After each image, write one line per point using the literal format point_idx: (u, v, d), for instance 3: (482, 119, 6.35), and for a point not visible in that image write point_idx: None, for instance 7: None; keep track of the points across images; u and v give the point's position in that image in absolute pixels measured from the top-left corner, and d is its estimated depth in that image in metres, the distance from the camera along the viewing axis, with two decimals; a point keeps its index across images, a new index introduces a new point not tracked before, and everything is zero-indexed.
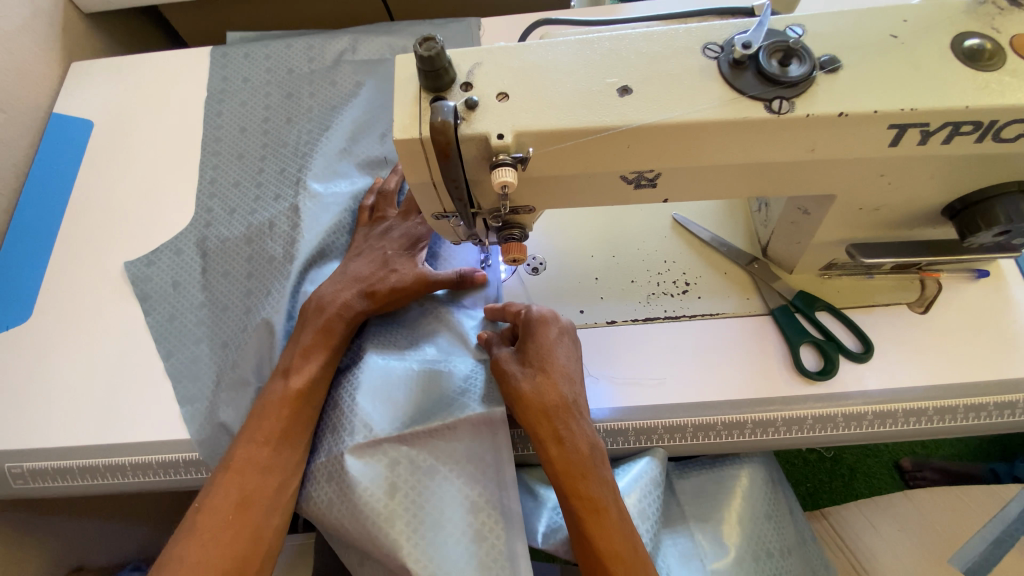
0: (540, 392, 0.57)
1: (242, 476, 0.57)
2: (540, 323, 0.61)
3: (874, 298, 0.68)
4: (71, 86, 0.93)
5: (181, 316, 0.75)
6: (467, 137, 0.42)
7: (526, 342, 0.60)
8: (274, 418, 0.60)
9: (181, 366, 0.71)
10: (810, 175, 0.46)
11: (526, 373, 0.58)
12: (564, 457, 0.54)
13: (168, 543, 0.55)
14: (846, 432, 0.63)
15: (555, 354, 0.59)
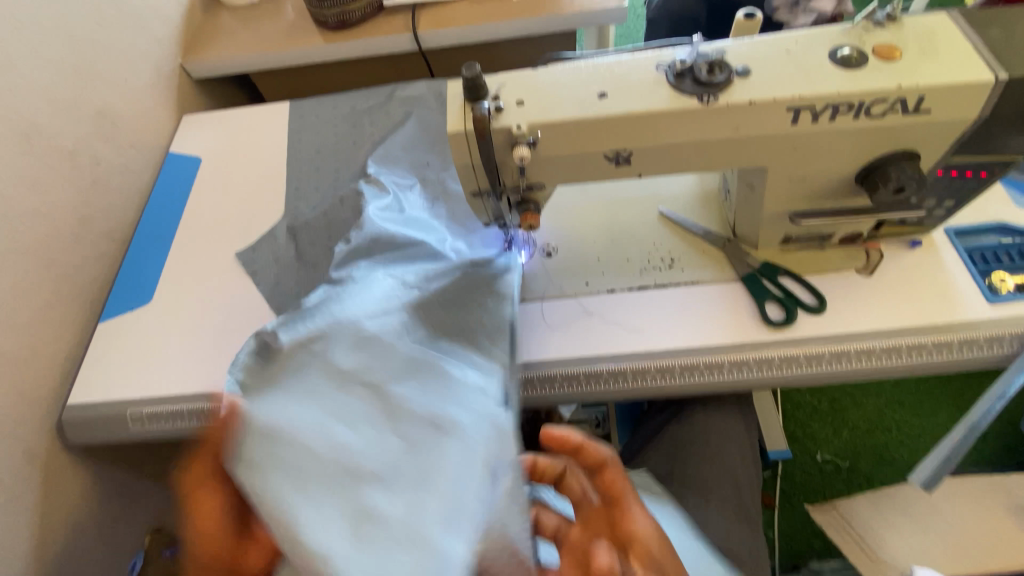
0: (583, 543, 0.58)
1: None
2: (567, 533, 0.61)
3: (826, 265, 0.83)
4: (183, 133, 1.19)
5: (283, 279, 0.95)
6: (497, 129, 0.62)
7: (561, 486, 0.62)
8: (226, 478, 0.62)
9: (282, 312, 0.91)
10: (741, 150, 0.64)
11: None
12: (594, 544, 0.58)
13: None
14: (809, 369, 0.77)
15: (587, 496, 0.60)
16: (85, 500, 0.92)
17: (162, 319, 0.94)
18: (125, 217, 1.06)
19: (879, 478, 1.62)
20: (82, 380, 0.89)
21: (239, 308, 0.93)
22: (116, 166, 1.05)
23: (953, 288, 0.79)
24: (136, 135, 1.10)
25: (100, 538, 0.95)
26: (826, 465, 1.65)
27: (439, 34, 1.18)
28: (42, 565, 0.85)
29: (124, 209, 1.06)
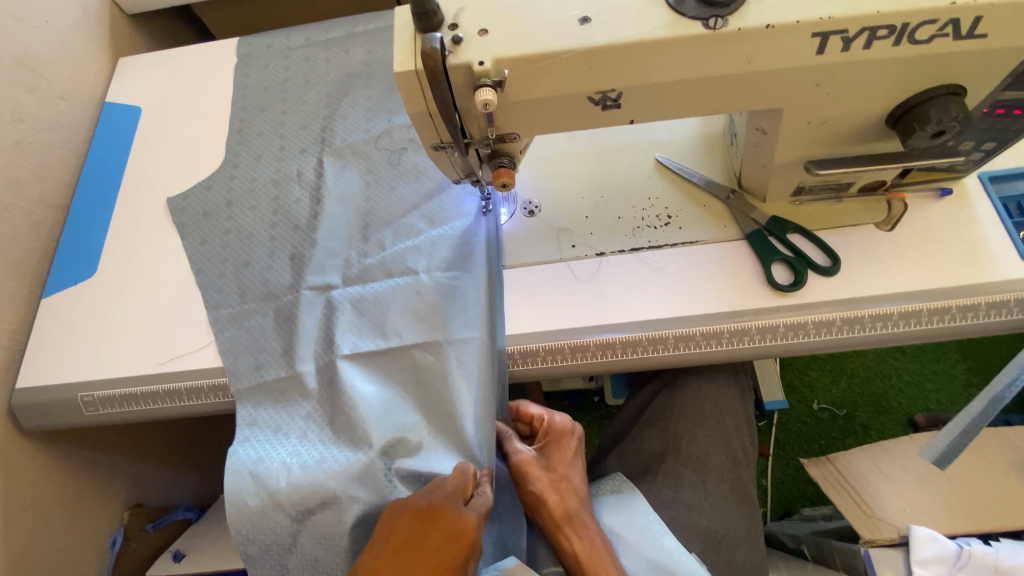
0: (561, 499, 0.67)
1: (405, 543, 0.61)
2: (563, 435, 0.70)
3: (843, 219, 0.74)
4: (119, 78, 1.06)
5: (211, 239, 0.86)
6: (454, 66, 0.50)
7: (552, 452, 0.69)
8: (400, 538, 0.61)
9: (209, 278, 0.83)
10: (756, 87, 0.54)
11: (549, 478, 0.68)
12: (563, 503, 0.67)
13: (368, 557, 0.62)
14: (817, 338, 0.69)
15: (574, 470, 0.68)
16: (48, 483, 0.87)
17: (112, 293, 0.85)
18: (59, 178, 0.95)
19: (876, 427, 1.58)
20: (30, 362, 0.82)
21: (192, 280, 0.84)
22: (43, 122, 0.93)
23: (984, 243, 0.70)
24: (64, 82, 0.97)
25: (76, 520, 0.91)
26: (823, 414, 1.61)
27: None
28: (13, 552, 0.81)
29: (60, 170, 0.95)
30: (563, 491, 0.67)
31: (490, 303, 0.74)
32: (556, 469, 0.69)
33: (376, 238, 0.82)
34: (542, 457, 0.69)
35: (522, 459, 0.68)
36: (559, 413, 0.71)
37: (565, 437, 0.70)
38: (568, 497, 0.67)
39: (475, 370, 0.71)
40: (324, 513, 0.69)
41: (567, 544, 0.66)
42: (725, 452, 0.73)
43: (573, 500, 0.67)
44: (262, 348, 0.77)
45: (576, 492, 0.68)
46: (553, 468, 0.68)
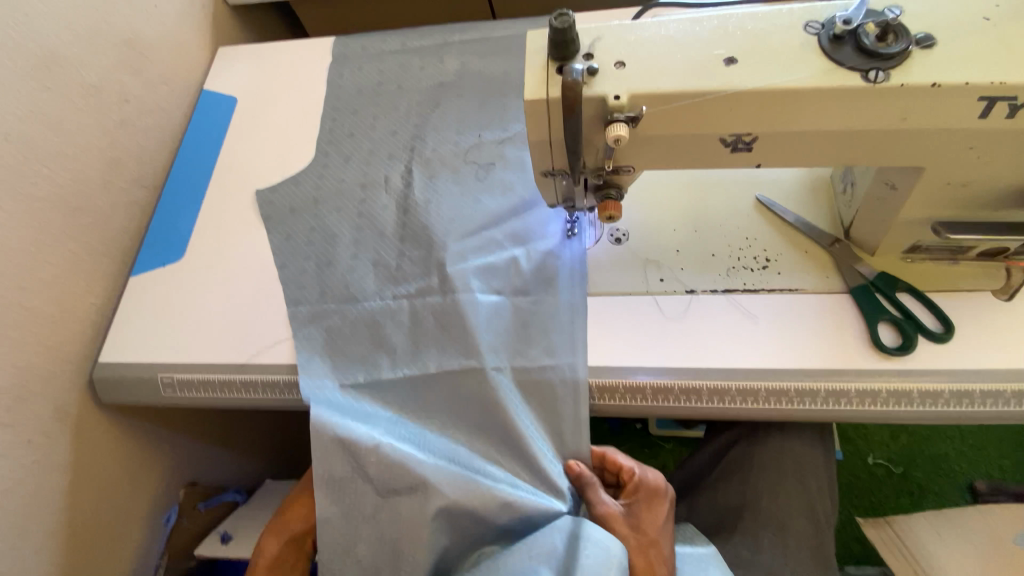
0: (649, 567, 0.65)
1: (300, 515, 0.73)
2: (655, 496, 0.69)
3: (958, 283, 0.70)
4: (217, 67, 1.09)
5: (296, 234, 0.87)
6: (588, 98, 0.49)
7: (641, 511, 0.68)
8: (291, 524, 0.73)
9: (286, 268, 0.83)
10: (902, 145, 0.50)
11: (637, 542, 0.66)
12: (650, 571, 0.65)
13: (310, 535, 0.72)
14: (921, 408, 0.65)
15: (663, 536, 0.67)
16: (114, 454, 0.89)
17: (194, 278, 0.87)
18: (156, 161, 0.98)
19: (933, 490, 1.48)
20: (114, 337, 0.85)
21: (275, 274, 0.85)
22: (145, 104, 0.96)
23: None
24: (168, 68, 1.01)
25: (137, 493, 0.94)
26: (877, 469, 1.51)
27: None
28: (77, 519, 0.84)
29: (155, 152, 0.98)
30: (651, 556, 0.66)
31: (573, 334, 0.73)
32: (646, 532, 0.67)
33: (459, 249, 0.80)
34: (630, 515, 0.68)
35: (606, 513, 0.68)
36: (652, 471, 0.71)
37: (657, 499, 0.69)
38: (656, 565, 0.65)
39: (560, 398, 0.70)
40: (410, 501, 0.68)
41: None
42: (806, 515, 0.69)
43: (660, 568, 0.65)
44: (337, 350, 0.76)
45: (666, 559, 0.65)
46: (643, 530, 0.67)
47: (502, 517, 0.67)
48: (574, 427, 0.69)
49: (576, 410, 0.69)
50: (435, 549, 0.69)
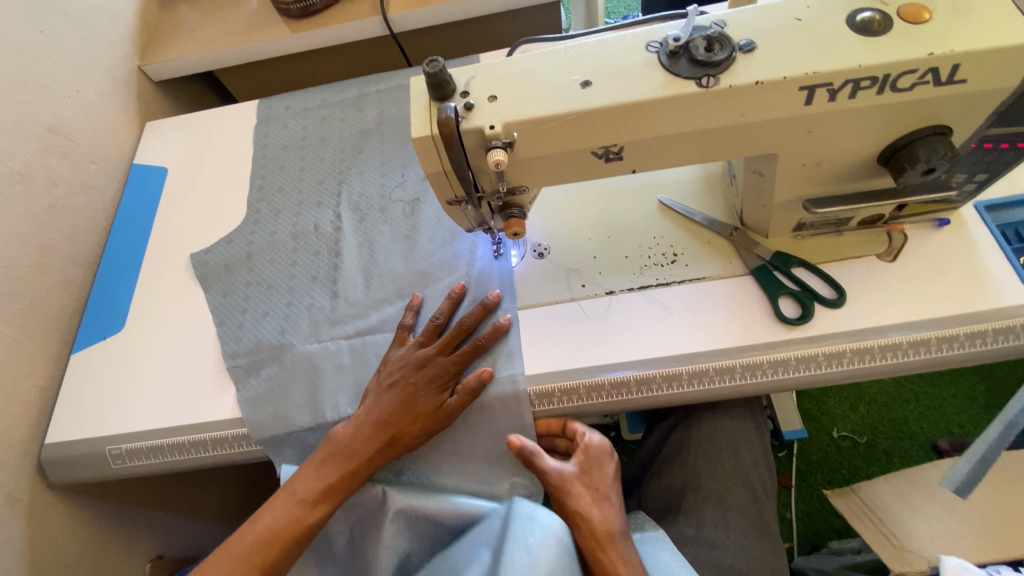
0: (596, 556, 0.66)
1: (298, 495, 0.70)
2: (596, 486, 0.70)
3: (845, 252, 0.77)
4: (146, 141, 1.12)
5: (232, 291, 0.90)
6: (467, 130, 0.54)
7: (585, 502, 0.69)
8: (295, 512, 0.70)
9: (222, 327, 0.86)
10: (749, 136, 0.57)
11: (581, 533, 0.67)
12: (597, 560, 0.66)
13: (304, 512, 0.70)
14: (829, 369, 0.70)
15: (608, 524, 0.68)
16: (71, 535, 0.87)
17: (138, 346, 0.89)
18: (90, 237, 1.00)
19: (898, 453, 1.54)
20: (58, 416, 0.84)
21: (215, 332, 0.87)
22: (75, 185, 0.98)
23: (987, 271, 0.72)
24: (96, 147, 1.04)
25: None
26: (844, 442, 1.57)
27: (412, 16, 1.10)
28: None
29: (89, 229, 1.00)
30: (601, 510, 0.69)
31: (512, 348, 0.76)
32: (591, 524, 0.68)
33: (394, 284, 0.85)
34: (576, 508, 0.69)
35: (554, 513, 0.67)
36: (597, 433, 0.75)
37: (602, 463, 0.73)
38: (604, 554, 0.66)
39: (502, 410, 0.73)
40: (371, 511, 0.75)
41: None
42: (744, 487, 0.72)
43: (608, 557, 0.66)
44: (281, 397, 0.79)
45: (615, 514, 0.69)
46: (588, 523, 0.67)
47: (453, 518, 0.72)
48: (522, 438, 0.72)
49: (522, 416, 0.73)
50: (396, 550, 0.74)
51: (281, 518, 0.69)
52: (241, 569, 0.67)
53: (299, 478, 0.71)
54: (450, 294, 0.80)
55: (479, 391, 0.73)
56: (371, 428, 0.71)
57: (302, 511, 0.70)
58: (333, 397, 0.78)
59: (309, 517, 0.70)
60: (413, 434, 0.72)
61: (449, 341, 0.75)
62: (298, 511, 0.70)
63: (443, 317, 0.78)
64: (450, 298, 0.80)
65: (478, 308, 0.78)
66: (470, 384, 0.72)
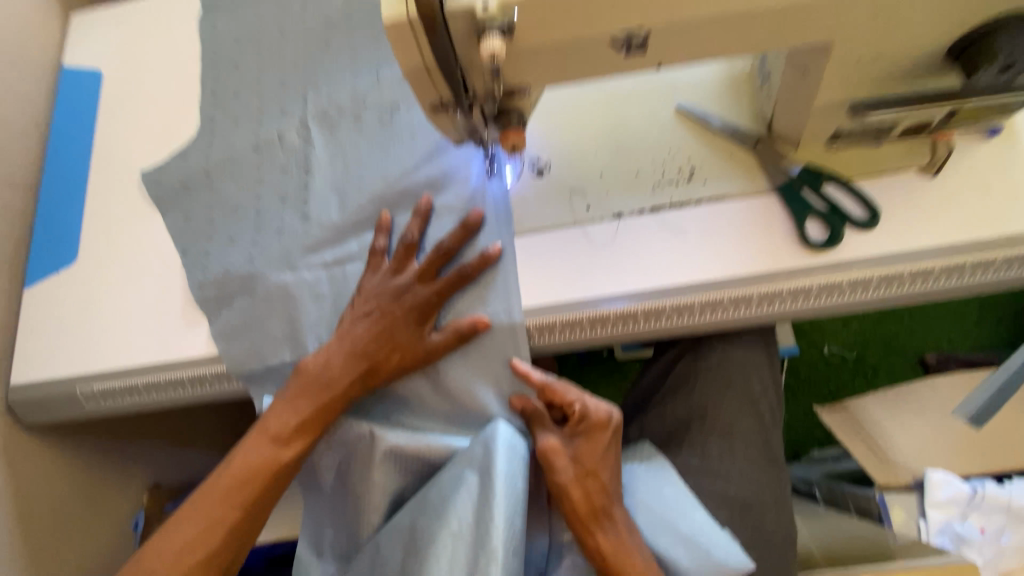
0: (587, 495, 0.63)
1: (268, 434, 0.66)
2: (597, 425, 0.65)
3: (882, 166, 0.68)
4: (74, 37, 0.95)
5: (193, 215, 0.80)
6: (454, 11, 0.43)
7: (583, 442, 0.65)
8: (268, 450, 0.65)
9: (186, 255, 0.78)
10: (803, 18, 0.47)
11: (574, 473, 0.63)
12: (588, 500, 0.62)
13: (278, 448, 0.66)
14: (851, 296, 0.66)
15: (604, 465, 0.64)
16: (57, 472, 0.85)
17: (97, 278, 0.80)
18: (24, 154, 0.87)
19: (885, 368, 1.55)
20: (19, 354, 0.78)
21: (179, 261, 0.79)
22: None
23: None
24: (12, 44, 0.87)
25: (94, 512, 0.90)
26: (833, 358, 1.57)
27: None
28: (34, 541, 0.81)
29: (21, 144, 0.87)
30: (588, 485, 0.63)
31: (508, 278, 0.69)
32: (584, 462, 0.64)
33: (372, 205, 0.75)
34: (571, 447, 0.65)
35: (547, 448, 0.64)
36: (594, 399, 0.66)
37: (600, 430, 0.65)
38: (595, 493, 0.63)
39: (498, 347, 0.68)
40: (358, 451, 0.71)
41: (591, 540, 0.62)
42: (754, 416, 0.70)
43: (602, 499, 0.62)
44: (257, 332, 0.73)
45: (603, 488, 0.63)
46: (581, 462, 0.64)
47: (447, 456, 0.69)
48: (502, 362, 0.68)
49: (519, 353, 0.68)
50: (388, 490, 0.71)
51: (251, 458, 0.65)
52: (220, 511, 0.63)
53: (270, 415, 0.67)
54: (416, 210, 0.72)
55: (470, 338, 0.67)
56: (346, 359, 0.67)
57: (276, 448, 0.66)
58: (314, 331, 0.72)
59: (283, 454, 0.66)
60: (390, 365, 0.68)
61: (425, 267, 0.69)
62: (271, 449, 0.66)
63: (415, 236, 0.70)
64: (418, 215, 0.71)
65: (452, 226, 0.70)
66: (459, 328, 0.67)
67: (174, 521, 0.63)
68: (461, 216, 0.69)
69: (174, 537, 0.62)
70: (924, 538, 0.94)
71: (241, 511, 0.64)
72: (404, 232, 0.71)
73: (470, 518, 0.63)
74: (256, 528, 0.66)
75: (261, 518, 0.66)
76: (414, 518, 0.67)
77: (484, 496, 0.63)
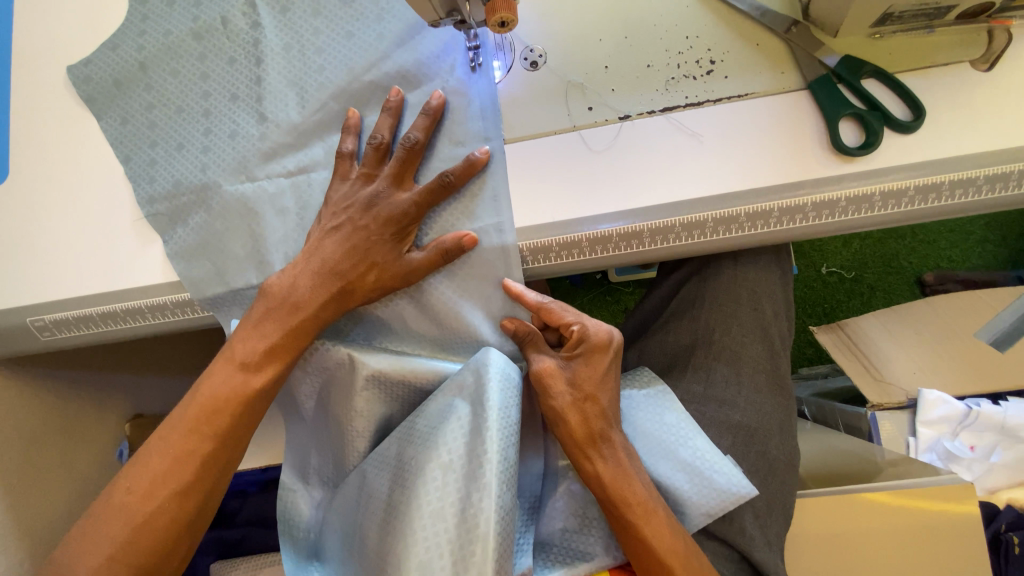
0: (585, 419, 0.59)
1: (235, 362, 0.61)
2: (596, 348, 0.60)
3: (931, 57, 0.59)
4: None
5: (132, 117, 0.69)
6: None
7: (580, 365, 0.60)
8: (235, 378, 0.60)
9: (131, 164, 0.68)
10: None
11: (572, 397, 0.60)
12: (586, 424, 0.59)
13: (247, 377, 0.61)
14: (883, 213, 0.58)
15: (604, 389, 0.60)
16: (26, 403, 0.80)
17: (32, 194, 0.70)
18: None
19: (883, 288, 1.46)
20: None
21: (122, 173, 0.69)
22: None
23: None
24: None
25: (73, 442, 0.87)
26: (831, 277, 1.47)
27: None
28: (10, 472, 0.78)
29: None
30: (586, 410, 0.60)
31: (496, 187, 0.62)
32: (582, 386, 0.60)
33: (338, 102, 0.66)
34: (568, 370, 0.60)
35: (542, 370, 0.60)
36: (593, 319, 0.62)
37: (600, 352, 0.61)
38: (593, 417, 0.59)
39: (487, 266, 0.62)
40: (339, 378, 0.66)
41: (589, 465, 0.59)
42: (762, 342, 0.66)
43: (600, 422, 0.59)
44: (218, 253, 0.66)
45: (603, 412, 0.59)
46: (579, 386, 0.59)
47: (434, 382, 0.65)
48: (490, 283, 0.63)
49: (511, 273, 0.62)
50: (373, 418, 0.66)
51: (218, 388, 0.60)
52: (190, 443, 0.58)
53: (235, 341, 0.61)
54: (384, 105, 0.63)
55: (455, 255, 0.61)
56: (316, 279, 0.61)
57: (245, 377, 0.61)
58: (281, 248, 0.65)
59: (253, 382, 0.61)
60: (366, 285, 0.61)
61: (397, 171, 0.61)
62: (239, 377, 0.60)
63: (385, 136, 0.62)
64: (388, 112, 0.62)
65: (421, 120, 0.61)
66: (443, 246, 0.60)
67: (143, 454, 0.59)
68: (426, 106, 0.61)
69: (144, 470, 0.57)
70: (912, 454, 0.97)
71: (214, 442, 0.59)
72: (373, 132, 0.62)
73: (462, 452, 0.59)
74: (232, 462, 0.62)
75: (237, 451, 0.62)
76: (400, 449, 0.63)
77: (476, 428, 0.60)
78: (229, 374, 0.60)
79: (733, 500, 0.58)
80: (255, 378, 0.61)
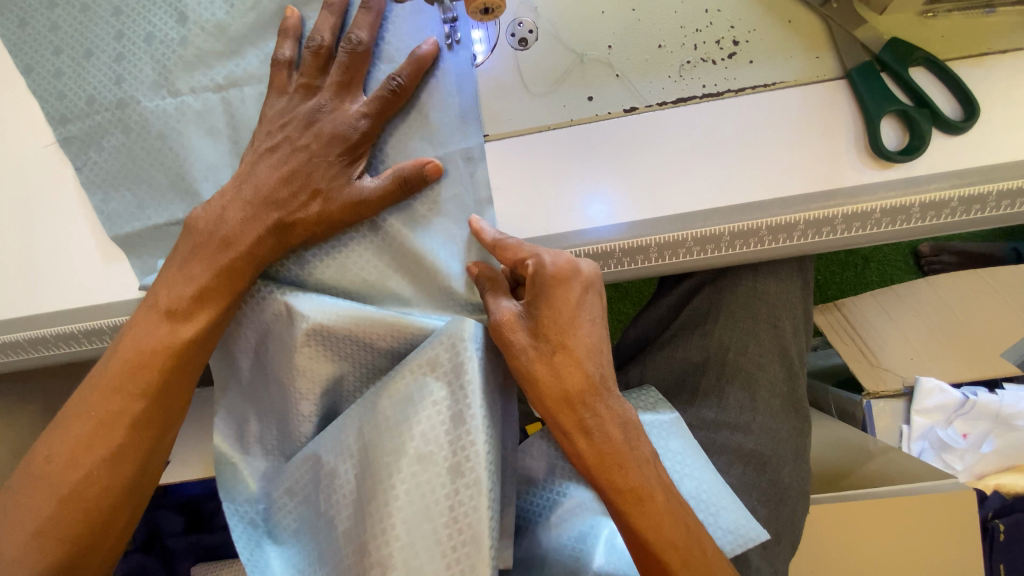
0: (558, 376, 0.50)
1: (161, 309, 0.51)
2: (556, 284, 0.49)
3: (989, 41, 0.50)
4: None
5: (32, 18, 0.58)
6: None
7: (541, 308, 0.50)
8: (162, 327, 0.50)
9: (33, 74, 0.57)
10: None
11: (538, 349, 0.50)
12: (561, 383, 0.50)
13: (177, 325, 0.51)
14: (920, 225, 0.51)
15: (576, 330, 0.50)
16: None
17: None
18: None
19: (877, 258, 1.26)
20: None
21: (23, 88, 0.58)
22: None
23: None
24: None
25: None
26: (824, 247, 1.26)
27: None
28: None
29: None
30: (558, 363, 0.50)
31: (463, 107, 0.54)
32: (549, 336, 0.50)
33: (273, 0, 0.57)
34: (529, 317, 0.50)
35: (500, 321, 0.50)
36: (549, 249, 0.50)
37: (561, 285, 0.49)
38: (567, 371, 0.50)
39: (453, 198, 0.53)
40: (278, 333, 0.54)
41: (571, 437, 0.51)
42: (780, 360, 0.62)
43: (575, 376, 0.50)
44: (137, 181, 0.56)
45: (577, 363, 0.50)
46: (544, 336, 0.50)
47: (393, 339, 0.53)
48: (458, 220, 0.53)
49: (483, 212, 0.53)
50: (319, 380, 0.54)
51: (142, 339, 0.50)
52: (113, 404, 0.49)
53: (160, 286, 0.51)
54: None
55: (416, 186, 0.52)
56: (248, 211, 0.51)
57: (173, 327, 0.50)
58: (210, 175, 0.56)
59: (184, 330, 0.51)
60: (308, 219, 0.51)
61: (341, 78, 0.52)
62: (168, 326, 0.50)
63: (326, 39, 0.52)
64: (331, 8, 0.53)
65: (364, 16, 0.53)
66: (402, 172, 0.51)
67: (63, 418, 0.50)
68: None
69: (66, 435, 0.48)
70: (905, 445, 0.96)
71: (145, 401, 0.50)
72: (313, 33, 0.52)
73: (442, 441, 0.49)
74: (171, 427, 0.53)
75: (177, 413, 0.53)
76: (358, 429, 0.51)
77: (456, 415, 0.50)
78: (155, 324, 0.50)
79: (741, 544, 0.54)
80: (185, 326, 0.51)
